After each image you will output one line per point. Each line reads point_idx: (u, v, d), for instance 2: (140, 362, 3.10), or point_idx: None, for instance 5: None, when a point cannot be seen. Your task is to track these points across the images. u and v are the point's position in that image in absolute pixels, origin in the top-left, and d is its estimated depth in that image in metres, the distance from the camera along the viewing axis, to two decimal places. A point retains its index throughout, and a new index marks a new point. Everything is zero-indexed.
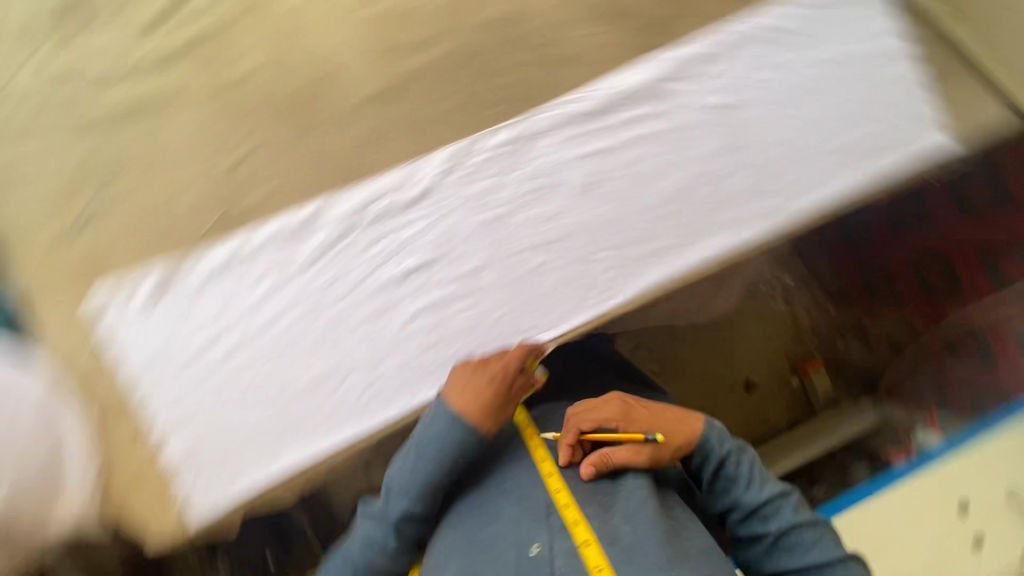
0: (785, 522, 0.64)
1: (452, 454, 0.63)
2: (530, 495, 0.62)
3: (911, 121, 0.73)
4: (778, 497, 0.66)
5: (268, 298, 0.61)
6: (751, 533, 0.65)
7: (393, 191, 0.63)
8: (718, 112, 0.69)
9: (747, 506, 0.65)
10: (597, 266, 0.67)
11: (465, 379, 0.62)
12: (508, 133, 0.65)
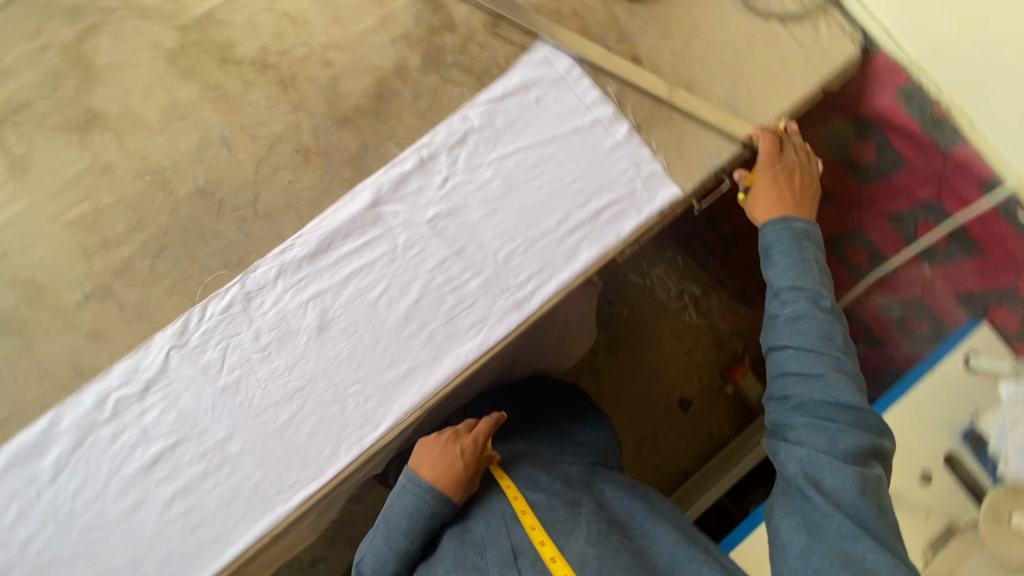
0: (800, 311, 0.62)
1: (414, 529, 0.69)
2: (495, 544, 0.65)
3: (648, 179, 0.68)
4: (810, 294, 0.62)
5: (17, 526, 0.62)
6: (774, 322, 0.64)
7: (121, 388, 0.64)
8: (453, 218, 0.68)
9: (781, 292, 0.64)
10: (346, 408, 0.64)
11: (429, 455, 0.74)
12: (226, 300, 0.65)
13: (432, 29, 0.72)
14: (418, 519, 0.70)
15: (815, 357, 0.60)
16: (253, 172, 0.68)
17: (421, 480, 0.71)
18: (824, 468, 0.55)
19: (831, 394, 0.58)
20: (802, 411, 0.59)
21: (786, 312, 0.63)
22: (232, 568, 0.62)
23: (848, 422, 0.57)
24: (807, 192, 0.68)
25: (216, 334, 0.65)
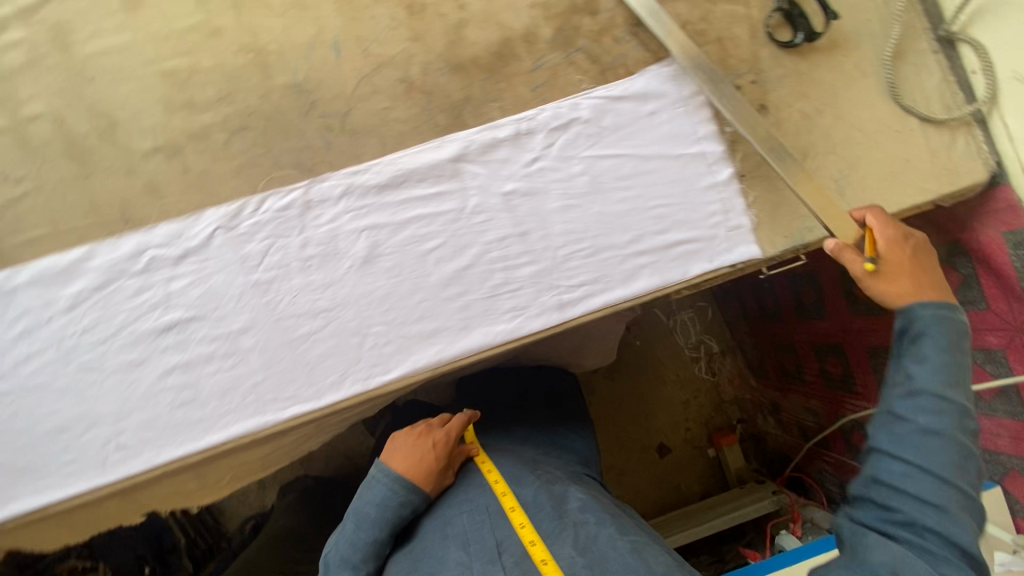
0: (940, 423, 0.52)
1: (389, 514, 0.73)
2: (480, 539, 0.67)
3: (732, 231, 0.66)
4: (953, 407, 0.53)
5: (21, 342, 0.62)
6: (901, 424, 0.54)
7: (160, 248, 0.63)
8: (525, 192, 0.66)
9: (920, 394, 0.54)
10: (365, 343, 0.64)
11: (404, 446, 0.79)
12: (287, 200, 0.65)
13: (574, 6, 0.69)
14: (387, 510, 0.73)
15: (942, 478, 0.51)
16: (352, 87, 0.67)
17: (393, 474, 0.75)
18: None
19: (950, 523, 0.49)
20: (908, 530, 0.51)
21: (920, 416, 0.53)
22: (208, 454, 0.62)
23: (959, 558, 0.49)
24: (928, 254, 0.60)
25: (265, 228, 0.64)
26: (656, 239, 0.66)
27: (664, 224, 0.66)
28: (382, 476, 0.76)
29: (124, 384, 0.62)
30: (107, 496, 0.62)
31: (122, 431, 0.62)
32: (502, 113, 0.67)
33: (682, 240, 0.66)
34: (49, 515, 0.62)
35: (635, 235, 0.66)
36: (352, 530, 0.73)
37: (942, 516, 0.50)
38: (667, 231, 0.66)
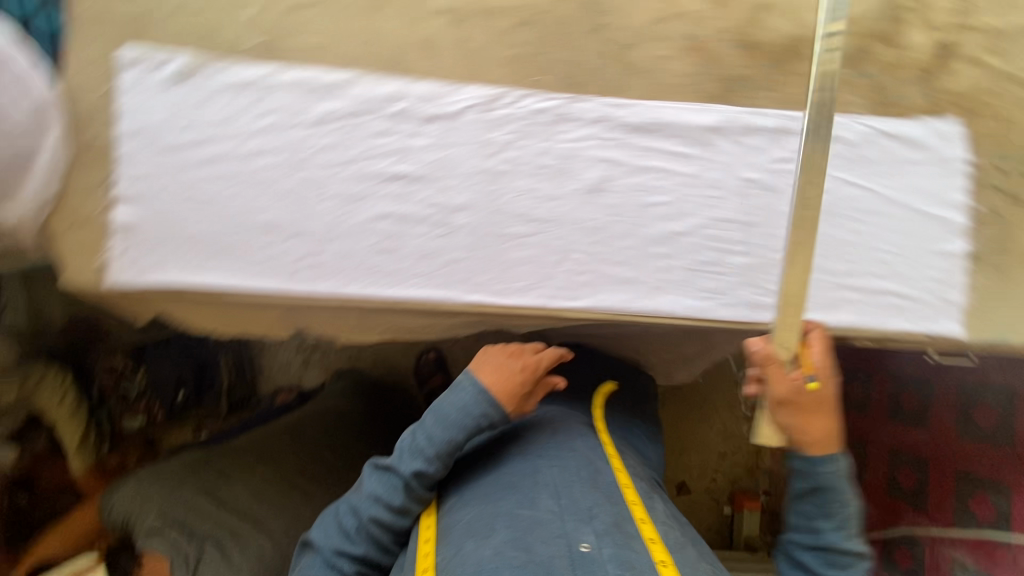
0: (825, 529, 0.65)
1: (471, 423, 0.72)
2: (574, 496, 0.67)
3: (937, 302, 0.67)
4: (846, 510, 0.64)
5: (261, 135, 0.63)
6: (811, 535, 0.66)
7: (417, 101, 0.64)
8: (766, 189, 0.66)
9: (824, 512, 0.65)
10: (562, 265, 0.65)
11: (489, 369, 0.77)
12: (545, 104, 0.64)
13: (883, 31, 0.67)
14: (466, 420, 0.72)
15: (845, 563, 0.64)
16: (644, 24, 0.66)
17: (477, 388, 0.74)
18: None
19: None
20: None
21: (823, 530, 0.65)
22: (388, 302, 0.65)
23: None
24: (835, 368, 0.65)
25: (517, 122, 0.64)
26: (867, 281, 0.67)
27: (880, 271, 0.67)
28: (469, 382, 0.75)
29: (338, 211, 0.63)
30: (283, 302, 0.65)
31: (320, 253, 0.63)
32: (775, 104, 0.66)
33: (888, 292, 0.67)
34: (225, 297, 0.65)
35: (850, 269, 0.67)
36: (425, 438, 0.72)
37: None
38: (880, 278, 0.67)
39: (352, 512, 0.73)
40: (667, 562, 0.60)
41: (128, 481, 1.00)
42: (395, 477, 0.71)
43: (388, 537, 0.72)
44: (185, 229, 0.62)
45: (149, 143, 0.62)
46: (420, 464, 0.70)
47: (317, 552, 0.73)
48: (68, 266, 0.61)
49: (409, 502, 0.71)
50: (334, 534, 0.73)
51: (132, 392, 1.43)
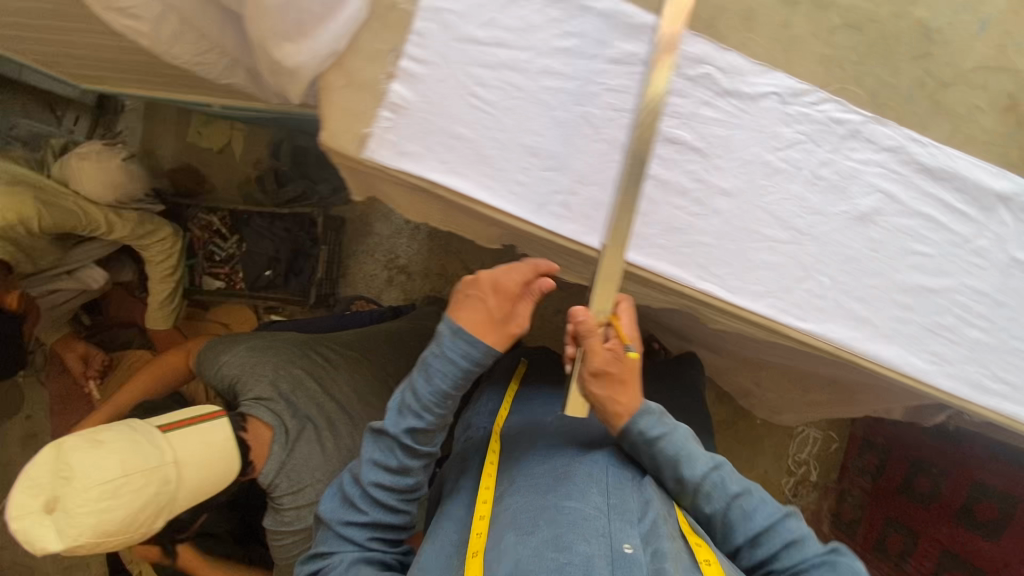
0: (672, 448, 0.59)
1: (451, 369, 0.57)
2: (622, 494, 0.56)
3: None
4: (731, 481, 0.59)
5: (556, 55, 0.59)
6: (732, 529, 0.58)
7: (720, 71, 0.60)
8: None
9: (717, 490, 0.58)
10: (803, 283, 0.62)
11: (470, 312, 0.58)
12: (844, 116, 0.61)
13: None
14: (454, 372, 0.57)
15: (784, 531, 0.57)
16: (964, 71, 0.63)
17: (457, 336, 0.57)
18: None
19: (811, 547, 0.56)
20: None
21: (740, 514, 0.57)
22: (621, 265, 0.62)
23: (834, 561, 0.55)
24: (631, 381, 0.60)
25: (814, 125, 0.61)
26: None
27: None
28: (445, 328, 0.58)
29: (608, 157, 0.60)
30: (518, 229, 0.62)
31: (576, 192, 0.60)
32: None
33: None
34: (466, 205, 0.63)
35: None
36: (411, 393, 0.59)
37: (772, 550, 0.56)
38: None
39: (352, 479, 0.63)
40: (711, 561, 0.53)
41: (235, 347, 0.96)
42: (389, 440, 0.60)
43: (395, 502, 0.62)
44: (454, 126, 0.59)
45: (445, 27, 0.58)
46: (414, 421, 0.59)
47: (325, 527, 0.63)
48: (331, 127, 0.58)
49: (405, 458, 0.60)
50: (338, 500, 0.63)
51: (222, 253, 1.43)
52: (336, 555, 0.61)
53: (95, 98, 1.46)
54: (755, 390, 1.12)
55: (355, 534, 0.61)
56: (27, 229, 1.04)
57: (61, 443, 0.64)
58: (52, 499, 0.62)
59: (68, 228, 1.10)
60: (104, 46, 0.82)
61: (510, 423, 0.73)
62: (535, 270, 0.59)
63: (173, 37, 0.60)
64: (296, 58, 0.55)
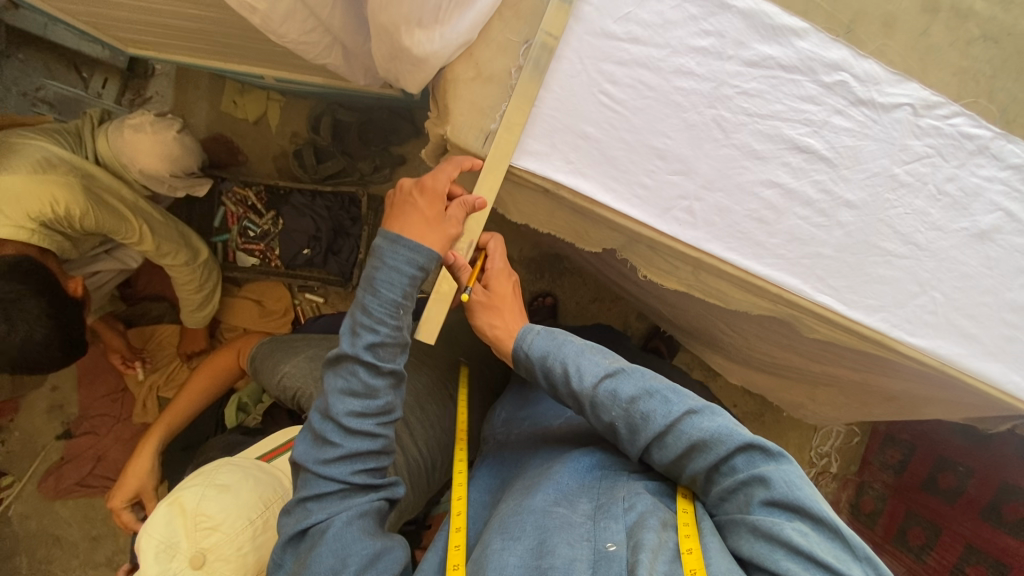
0: (580, 374, 0.58)
1: (402, 277, 0.55)
2: (610, 491, 0.54)
3: None
4: (626, 385, 0.55)
5: (691, 54, 0.56)
6: (637, 437, 0.54)
7: (856, 79, 0.58)
8: None
9: (611, 399, 0.55)
10: (916, 298, 0.62)
11: (409, 212, 0.57)
12: (974, 131, 0.60)
13: None
14: (403, 281, 0.55)
15: (690, 434, 0.51)
16: None
17: (399, 245, 0.55)
18: (793, 534, 0.44)
19: (726, 448, 0.49)
20: (739, 491, 0.48)
21: (639, 418, 0.53)
22: (739, 274, 0.61)
23: (763, 462, 0.48)
24: (508, 305, 0.68)
25: (945, 139, 0.60)
26: None
27: None
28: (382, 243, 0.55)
29: (736, 164, 0.59)
30: (637, 233, 0.61)
31: (701, 199, 0.59)
32: None
33: None
34: (582, 207, 0.61)
35: None
36: (358, 308, 0.55)
37: (711, 460, 0.50)
38: None
39: (316, 412, 0.56)
40: (695, 550, 0.47)
41: (297, 357, 0.85)
42: (348, 363, 0.55)
43: (363, 429, 0.55)
44: (580, 124, 0.57)
45: (580, 19, 0.55)
46: (369, 335, 0.55)
47: (303, 474, 0.56)
48: (457, 122, 0.57)
49: (371, 376, 0.55)
50: (306, 443, 0.57)
51: (256, 229, 1.36)
52: (323, 512, 0.53)
53: (125, 60, 1.37)
54: (809, 402, 1.15)
55: (336, 472, 0.54)
56: (72, 225, 0.99)
57: (183, 502, 0.68)
58: (197, 555, 0.66)
59: (111, 228, 1.05)
60: (191, 14, 0.79)
61: (519, 432, 0.73)
62: (458, 200, 0.57)
63: (286, 15, 0.57)
64: (427, 47, 0.52)
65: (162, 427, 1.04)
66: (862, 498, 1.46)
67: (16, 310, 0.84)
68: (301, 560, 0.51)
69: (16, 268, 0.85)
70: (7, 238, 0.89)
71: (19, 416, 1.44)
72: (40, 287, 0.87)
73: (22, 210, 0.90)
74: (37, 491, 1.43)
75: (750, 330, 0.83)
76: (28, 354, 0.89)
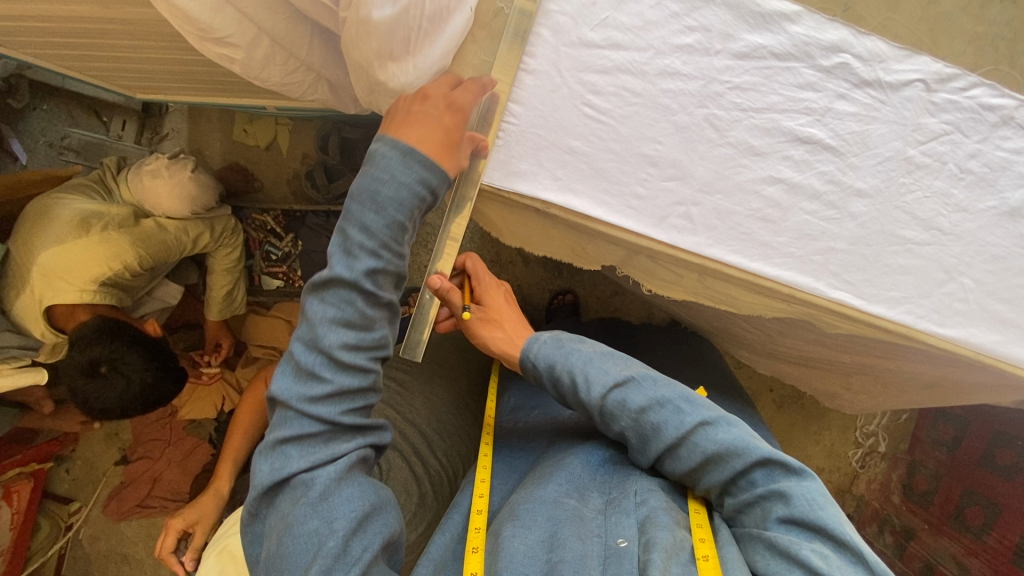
0: (592, 382, 0.54)
1: (413, 198, 0.48)
2: (621, 486, 0.53)
3: None
4: (636, 396, 0.53)
5: (675, 53, 0.54)
6: (648, 448, 0.52)
7: (858, 59, 0.54)
8: None
9: (620, 409, 0.53)
10: (943, 286, 0.58)
11: (411, 107, 0.50)
12: (996, 101, 0.55)
13: None
14: (410, 205, 0.48)
15: (705, 447, 0.49)
16: None
17: (414, 162, 0.47)
18: (811, 554, 0.42)
19: (744, 462, 0.48)
20: (756, 504, 0.47)
21: (650, 429, 0.52)
22: (746, 277, 0.59)
23: (784, 479, 0.47)
24: (510, 320, 0.66)
25: (965, 113, 0.55)
26: None
27: None
28: (395, 158, 0.47)
29: (733, 163, 0.56)
30: (634, 244, 0.59)
31: (698, 204, 0.57)
32: None
33: None
34: (573, 222, 0.59)
35: None
36: (364, 228, 0.47)
37: (729, 472, 0.48)
38: None
39: (298, 342, 0.49)
40: (711, 557, 0.45)
41: None
42: (344, 287, 0.48)
43: (359, 364, 0.49)
44: (565, 140, 0.56)
45: (554, 31, 0.53)
46: (370, 261, 0.47)
47: (281, 409, 0.49)
48: None
49: (370, 307, 0.49)
50: (290, 376, 0.49)
51: (275, 254, 1.39)
52: (303, 461, 0.47)
53: (139, 103, 1.43)
54: (843, 393, 1.12)
55: (323, 411, 0.48)
56: (132, 271, 1.11)
57: (232, 552, 0.71)
58: None
59: (161, 256, 1.15)
60: (187, 58, 0.81)
61: (528, 420, 0.73)
62: (470, 135, 0.53)
63: (265, 61, 0.57)
64: (401, 79, 0.52)
65: (225, 465, 1.09)
66: (915, 477, 1.39)
67: (121, 364, 0.95)
68: (280, 512, 0.47)
69: (101, 332, 0.94)
70: (77, 305, 1.04)
71: (80, 445, 1.53)
72: (129, 340, 0.97)
73: (84, 277, 1.04)
74: (103, 514, 1.52)
75: (771, 325, 0.79)
76: (152, 396, 1.01)
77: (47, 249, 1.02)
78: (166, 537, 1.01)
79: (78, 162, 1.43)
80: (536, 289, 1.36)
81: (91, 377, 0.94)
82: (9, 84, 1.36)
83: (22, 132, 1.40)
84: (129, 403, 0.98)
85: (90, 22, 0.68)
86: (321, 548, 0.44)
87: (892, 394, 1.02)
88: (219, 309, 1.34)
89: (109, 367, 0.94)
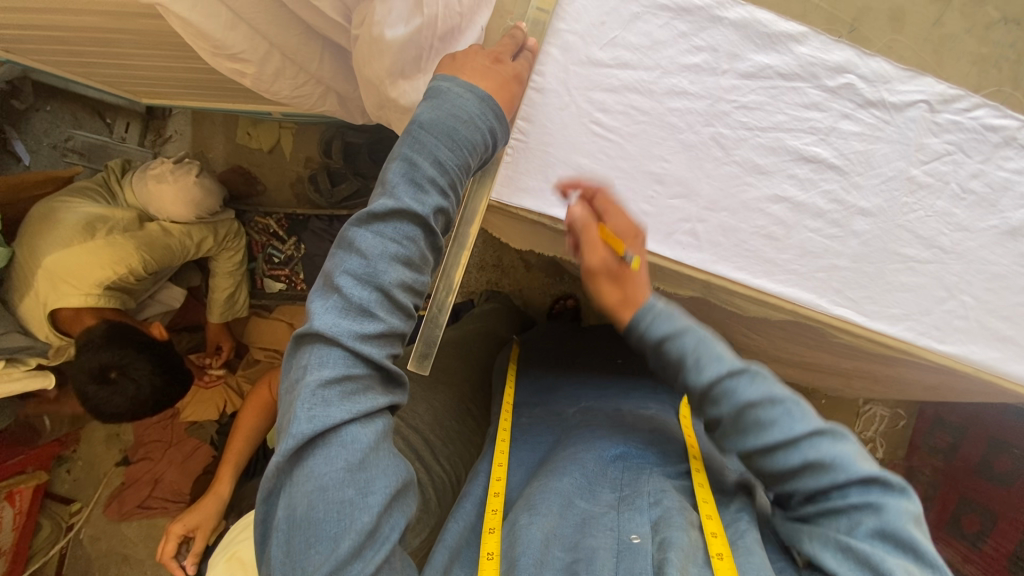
0: (701, 360, 0.44)
1: (481, 143, 0.47)
2: (634, 484, 0.53)
3: None
4: (748, 386, 0.43)
5: (682, 73, 0.54)
6: (739, 439, 0.44)
7: (863, 80, 0.55)
8: None
9: (723, 396, 0.44)
10: (943, 304, 0.59)
11: (469, 59, 0.49)
12: (999, 122, 0.56)
13: None
14: (477, 153, 0.47)
15: (809, 452, 0.42)
16: None
17: (489, 106, 0.47)
18: (897, 568, 0.38)
19: (846, 475, 0.41)
20: (840, 516, 0.41)
21: (750, 423, 0.43)
22: (750, 292, 0.59)
23: (879, 495, 0.41)
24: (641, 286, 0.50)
25: (969, 133, 0.56)
26: None
27: None
28: (469, 102, 0.46)
29: (739, 180, 0.57)
30: None
31: (704, 220, 0.57)
32: None
33: None
34: None
35: None
36: (437, 166, 0.45)
37: (827, 478, 0.41)
38: None
39: (348, 275, 0.42)
40: (726, 557, 0.45)
41: None
42: (411, 220, 0.44)
43: (410, 309, 0.45)
44: (574, 157, 0.56)
45: (563, 50, 0.54)
46: (439, 199, 0.45)
47: (320, 345, 0.41)
48: None
49: (427, 247, 0.46)
50: (337, 312, 0.41)
51: (278, 257, 1.40)
52: (347, 411, 0.40)
53: (143, 106, 1.43)
54: (848, 390, 1.09)
55: (373, 352, 0.42)
56: (136, 275, 1.11)
57: (241, 558, 0.71)
58: None
59: (165, 261, 1.15)
60: (194, 66, 0.82)
61: (530, 414, 0.72)
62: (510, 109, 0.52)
63: (275, 75, 0.58)
64: (411, 97, 0.54)
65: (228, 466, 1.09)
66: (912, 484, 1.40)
67: (130, 369, 0.96)
68: (303, 469, 0.39)
69: (110, 338, 0.95)
70: (82, 309, 1.04)
71: (82, 446, 1.53)
72: (137, 346, 0.97)
73: (89, 282, 1.04)
74: (104, 514, 1.53)
75: (773, 335, 0.80)
76: (161, 400, 1.02)
77: (53, 253, 1.03)
78: (167, 542, 1.01)
79: (81, 164, 1.43)
80: (537, 293, 1.37)
81: (101, 383, 0.94)
82: (13, 85, 1.36)
83: (24, 133, 1.40)
84: (135, 408, 0.99)
85: (100, 32, 0.69)
86: (352, 523, 0.38)
87: (891, 397, 1.02)
88: (220, 312, 1.33)
89: (119, 372, 0.95)
